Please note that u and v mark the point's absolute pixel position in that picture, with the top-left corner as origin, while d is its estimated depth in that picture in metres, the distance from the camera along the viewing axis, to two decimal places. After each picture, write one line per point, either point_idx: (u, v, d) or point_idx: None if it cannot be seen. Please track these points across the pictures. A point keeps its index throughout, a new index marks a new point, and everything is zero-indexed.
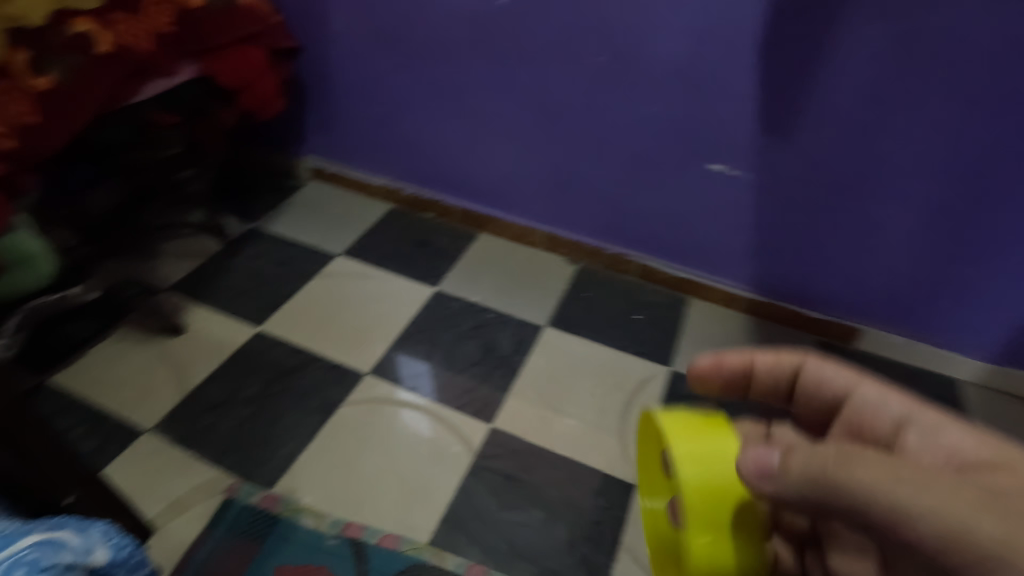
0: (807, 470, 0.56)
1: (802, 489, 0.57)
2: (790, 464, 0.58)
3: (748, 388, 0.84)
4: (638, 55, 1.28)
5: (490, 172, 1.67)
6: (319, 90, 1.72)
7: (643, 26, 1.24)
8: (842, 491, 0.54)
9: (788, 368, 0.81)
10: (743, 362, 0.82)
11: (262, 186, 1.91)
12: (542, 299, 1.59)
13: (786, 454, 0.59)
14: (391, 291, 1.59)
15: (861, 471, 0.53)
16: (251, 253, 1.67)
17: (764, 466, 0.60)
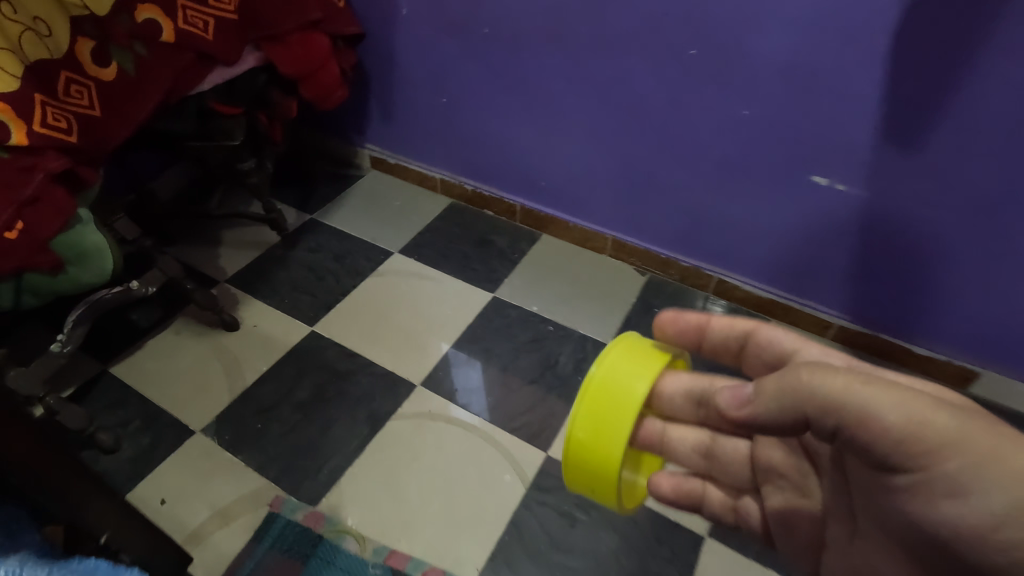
0: (775, 399, 0.64)
1: (778, 411, 0.64)
2: (763, 391, 0.65)
3: (701, 343, 0.94)
4: (737, 51, 1.12)
5: (558, 171, 1.55)
6: (382, 78, 1.65)
7: (746, 17, 1.08)
8: (841, 408, 0.59)
9: (737, 335, 0.90)
10: (701, 321, 0.92)
11: (322, 178, 1.88)
12: (606, 313, 1.47)
13: (759, 384, 0.66)
14: (447, 295, 1.51)
15: (826, 377, 0.61)
16: (309, 246, 1.64)
17: (741, 403, 0.67)
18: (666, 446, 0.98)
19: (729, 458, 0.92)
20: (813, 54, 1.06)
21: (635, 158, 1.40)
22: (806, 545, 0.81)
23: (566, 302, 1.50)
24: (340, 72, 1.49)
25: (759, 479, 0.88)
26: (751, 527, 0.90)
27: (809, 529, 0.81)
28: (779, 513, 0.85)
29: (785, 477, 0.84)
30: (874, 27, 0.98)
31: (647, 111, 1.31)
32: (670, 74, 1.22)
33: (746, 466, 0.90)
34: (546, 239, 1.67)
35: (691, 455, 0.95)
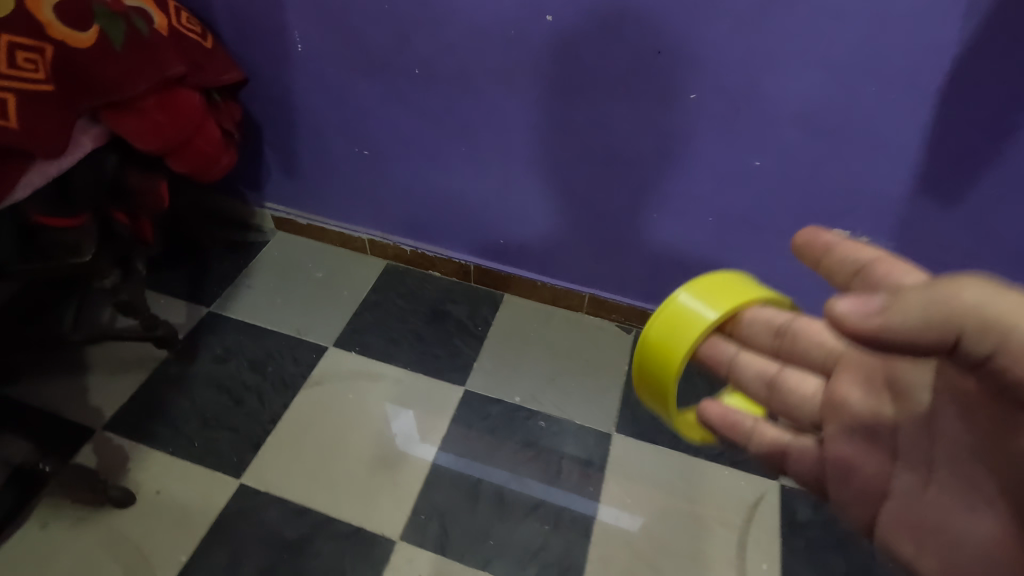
0: (920, 314, 0.45)
1: (914, 326, 0.46)
2: (900, 301, 0.46)
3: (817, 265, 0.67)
4: (749, 96, 0.92)
5: (521, 227, 1.29)
6: (280, 128, 1.28)
7: (759, 58, 0.87)
8: (1012, 333, 0.41)
9: (854, 262, 0.63)
10: (825, 244, 0.65)
11: (215, 251, 1.48)
12: (600, 392, 1.26)
13: (897, 293, 0.47)
14: (406, 399, 1.23)
15: (992, 297, 0.42)
16: (213, 355, 1.27)
17: (871, 312, 0.48)
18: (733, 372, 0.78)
19: (798, 394, 0.74)
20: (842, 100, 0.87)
21: (618, 212, 1.18)
22: (858, 496, 0.64)
23: (553, 384, 1.26)
24: (221, 132, 1.12)
25: (827, 414, 0.70)
26: (803, 473, 0.72)
27: (874, 471, 0.62)
28: (839, 456, 0.66)
29: (857, 416, 0.65)
30: (919, 70, 0.81)
31: (635, 160, 1.08)
32: (664, 120, 1.00)
33: (816, 403, 0.72)
34: (510, 300, 1.42)
35: (752, 382, 0.77)
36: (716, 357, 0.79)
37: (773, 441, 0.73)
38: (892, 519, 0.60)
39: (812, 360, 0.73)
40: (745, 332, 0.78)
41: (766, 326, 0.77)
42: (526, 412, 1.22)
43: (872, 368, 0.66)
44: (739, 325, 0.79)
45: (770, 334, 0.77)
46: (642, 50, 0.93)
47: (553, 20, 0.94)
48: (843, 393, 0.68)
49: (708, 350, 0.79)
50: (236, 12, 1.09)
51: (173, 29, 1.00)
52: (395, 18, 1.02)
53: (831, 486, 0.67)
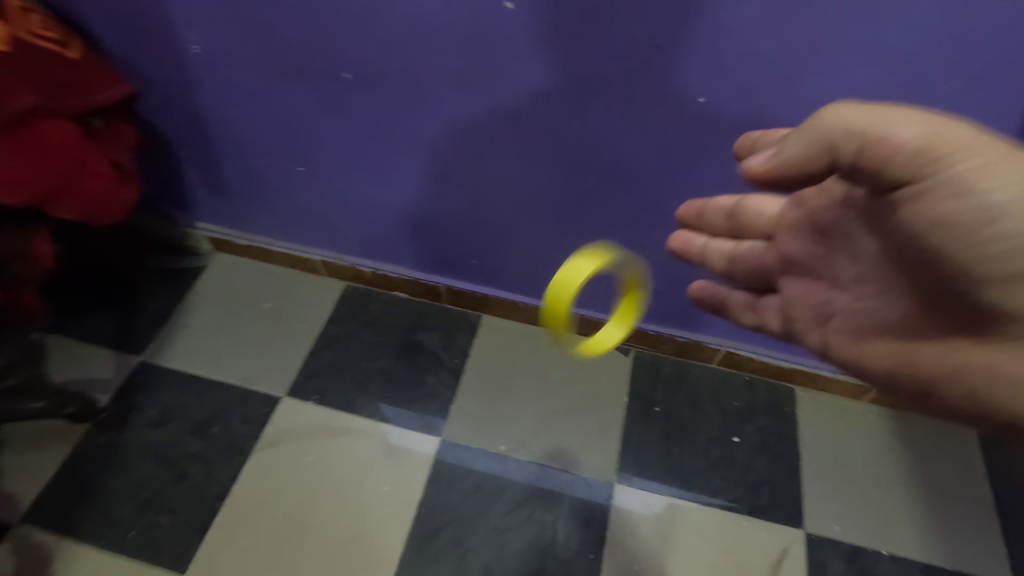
0: (803, 140, 0.53)
1: (796, 161, 0.54)
2: (792, 143, 0.54)
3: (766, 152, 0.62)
4: (776, 97, 0.73)
5: (495, 245, 1.10)
6: (198, 144, 1.06)
7: (791, 51, 0.69)
8: (874, 142, 0.48)
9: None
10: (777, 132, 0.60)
11: (144, 281, 1.27)
12: (598, 431, 1.09)
13: (784, 145, 0.55)
14: (376, 458, 1.06)
15: (843, 111, 0.49)
16: (148, 419, 1.10)
17: (768, 159, 0.56)
18: (700, 258, 0.78)
19: (749, 264, 0.73)
20: (889, 97, 0.70)
21: (607, 230, 0.98)
22: (815, 326, 0.65)
23: (544, 426, 1.10)
24: (112, 166, 0.89)
25: (778, 267, 0.69)
26: (772, 329, 0.72)
27: (818, 301, 0.64)
28: (796, 297, 0.67)
29: (809, 268, 0.65)
30: (979, 54, 0.64)
31: (628, 172, 0.88)
32: (660, 127, 0.81)
33: (769, 264, 0.70)
34: (489, 322, 1.23)
35: (716, 267, 0.77)
36: (689, 251, 0.79)
37: (743, 305, 0.75)
38: (838, 334, 0.62)
39: (757, 229, 0.72)
40: (706, 223, 0.77)
41: (719, 211, 0.75)
42: (513, 464, 1.06)
43: (800, 221, 0.65)
44: (699, 216, 0.77)
45: (723, 220, 0.75)
46: (635, 43, 0.73)
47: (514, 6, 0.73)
48: (787, 248, 0.67)
49: (679, 245, 0.79)
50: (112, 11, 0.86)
51: (19, 43, 0.75)
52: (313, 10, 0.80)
53: (791, 325, 0.68)
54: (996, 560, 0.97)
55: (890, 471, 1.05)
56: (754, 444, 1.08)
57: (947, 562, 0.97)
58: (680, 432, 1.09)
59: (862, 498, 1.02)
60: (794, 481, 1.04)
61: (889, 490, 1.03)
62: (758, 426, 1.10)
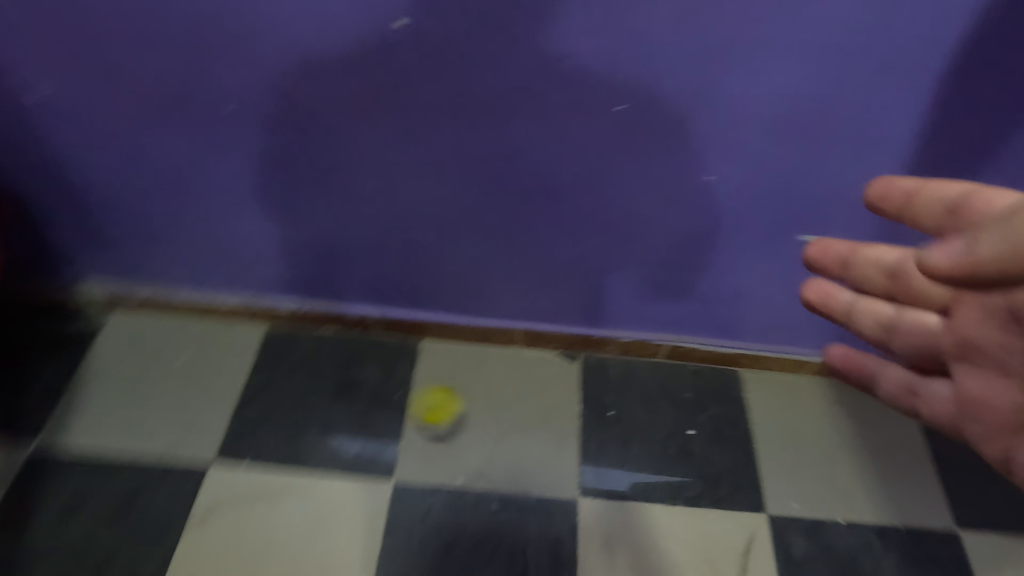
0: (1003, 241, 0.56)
1: (1000, 256, 0.57)
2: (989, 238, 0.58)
3: (900, 216, 0.68)
4: (690, 96, 0.75)
5: (427, 269, 1.05)
6: (85, 193, 0.97)
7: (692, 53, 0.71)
8: None
9: (945, 203, 0.64)
10: (907, 192, 0.67)
11: (28, 353, 1.12)
12: (557, 445, 1.06)
13: (973, 240, 0.59)
14: (325, 514, 0.98)
15: None
16: (54, 512, 0.96)
17: (954, 259, 0.60)
18: (848, 319, 0.80)
19: (913, 331, 0.72)
20: (801, 88, 0.73)
21: (539, 240, 0.96)
22: (996, 430, 0.64)
23: (500, 449, 1.05)
24: None
25: (950, 355, 0.68)
26: (936, 415, 0.71)
27: (1005, 404, 0.62)
28: (971, 397, 0.66)
29: (989, 381, 0.63)
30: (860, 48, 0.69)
31: (554, 184, 0.88)
32: (581, 134, 0.81)
33: (933, 335, 0.70)
34: (429, 347, 1.16)
35: (872, 328, 0.78)
36: (830, 304, 0.82)
37: (903, 381, 0.76)
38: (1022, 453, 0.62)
39: (921, 297, 0.70)
40: (855, 275, 0.76)
41: (877, 267, 0.74)
42: (474, 496, 1.01)
43: (985, 302, 0.61)
44: (850, 266, 0.76)
45: (879, 278, 0.74)
46: (541, 53, 0.73)
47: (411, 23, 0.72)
48: (962, 333, 0.65)
49: (818, 297, 0.82)
50: None
51: None
52: (203, 38, 0.76)
53: (963, 423, 0.67)
54: (941, 510, 1.03)
55: (835, 440, 1.09)
56: (709, 434, 1.09)
57: (898, 521, 1.01)
58: (637, 434, 1.08)
59: (813, 471, 1.06)
60: (750, 465, 1.06)
61: (836, 459, 1.07)
62: (710, 415, 1.11)
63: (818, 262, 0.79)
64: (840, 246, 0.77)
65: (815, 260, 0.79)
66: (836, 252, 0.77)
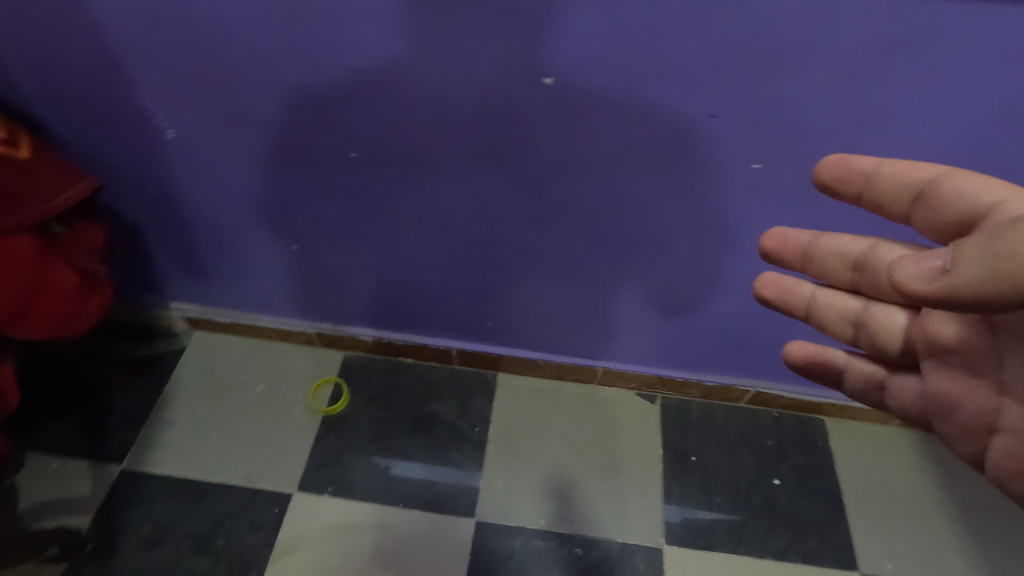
0: (981, 264, 0.41)
1: (982, 287, 0.41)
2: (965, 256, 0.41)
3: (858, 201, 0.55)
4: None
5: (514, 310, 1.01)
6: (172, 228, 0.95)
7: (854, 118, 0.64)
8: None
9: (912, 185, 0.52)
10: (861, 172, 0.54)
11: (111, 375, 1.13)
12: (637, 490, 1.04)
13: (954, 250, 0.42)
14: (409, 551, 0.98)
15: None
16: (140, 539, 0.97)
17: (932, 277, 0.42)
18: (812, 313, 0.62)
19: (885, 331, 0.58)
20: (968, 160, 0.66)
21: (637, 294, 0.93)
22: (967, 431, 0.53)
23: (579, 490, 1.04)
24: (79, 276, 0.76)
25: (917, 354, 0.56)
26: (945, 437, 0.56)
27: (977, 408, 0.52)
28: (941, 394, 0.54)
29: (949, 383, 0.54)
30: None
31: (664, 237, 0.82)
32: (708, 196, 0.75)
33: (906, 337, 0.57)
34: (505, 382, 1.16)
35: (836, 325, 0.61)
36: (789, 302, 0.63)
37: (870, 378, 0.61)
38: (1002, 451, 0.51)
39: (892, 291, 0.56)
40: (817, 267, 0.60)
41: (842, 259, 0.59)
42: (555, 539, 0.99)
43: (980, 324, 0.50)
44: (810, 260, 0.61)
45: (848, 274, 0.59)
46: (681, 115, 0.67)
47: (552, 83, 0.65)
48: (935, 330, 0.54)
49: (775, 293, 0.63)
50: (75, 98, 0.75)
51: None
52: (315, 96, 0.71)
53: (929, 422, 0.57)
54: None
55: (927, 496, 1.05)
56: (794, 485, 1.06)
57: None
58: (720, 481, 1.06)
59: (905, 529, 1.02)
60: (839, 521, 1.02)
61: (928, 516, 1.03)
62: (794, 464, 1.08)
63: (776, 254, 0.62)
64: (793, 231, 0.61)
65: (771, 251, 0.62)
66: (797, 240, 0.61)
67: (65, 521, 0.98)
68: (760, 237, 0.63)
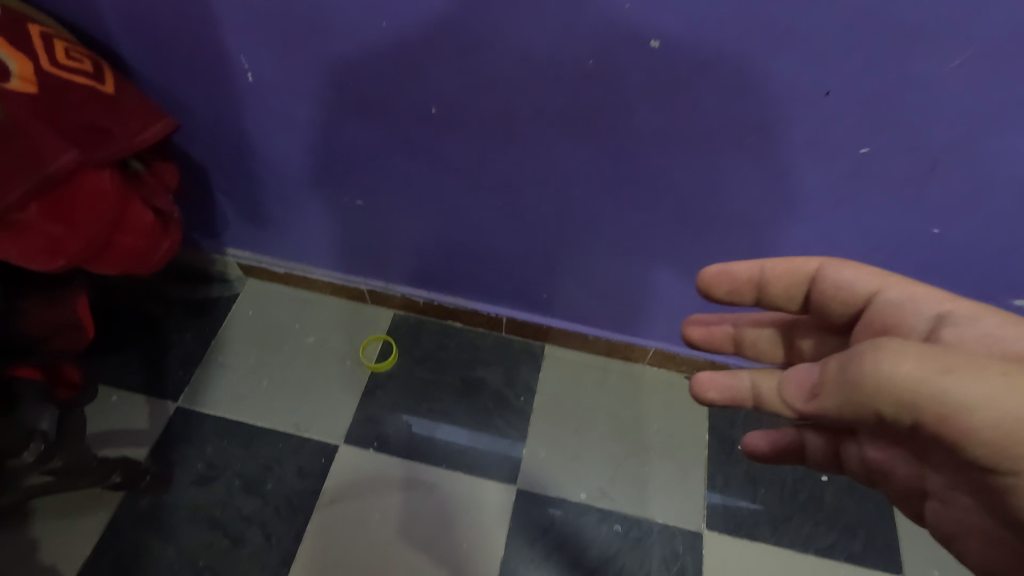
0: (836, 393, 0.46)
1: (843, 411, 0.46)
2: (827, 383, 0.47)
3: (756, 300, 0.60)
4: (957, 153, 0.64)
5: (569, 283, 1.00)
6: (240, 175, 0.95)
7: (985, 109, 0.59)
8: (917, 391, 0.41)
9: (801, 273, 0.57)
10: (749, 279, 0.58)
11: (170, 316, 1.16)
12: (680, 474, 1.03)
13: (822, 371, 0.48)
14: (449, 512, 0.99)
15: (889, 364, 0.42)
16: (194, 476, 1.00)
17: (808, 396, 0.49)
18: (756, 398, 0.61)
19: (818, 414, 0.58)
20: None
21: (704, 277, 0.90)
22: (904, 497, 0.51)
23: (622, 468, 1.04)
24: (154, 215, 0.77)
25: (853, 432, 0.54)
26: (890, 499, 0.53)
27: (905, 476, 0.50)
28: (876, 464, 0.53)
29: (883, 458, 0.52)
30: None
31: (743, 221, 0.79)
32: (801, 180, 0.72)
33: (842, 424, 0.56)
34: (553, 354, 1.15)
35: None
36: (731, 395, 0.61)
37: (824, 449, 0.59)
38: (940, 517, 0.49)
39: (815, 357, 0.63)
40: (750, 351, 0.67)
41: (764, 336, 0.66)
42: (595, 514, 0.99)
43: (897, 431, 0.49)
44: (741, 345, 0.67)
45: (775, 352, 0.66)
46: (793, 90, 0.62)
47: (659, 46, 0.61)
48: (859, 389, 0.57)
49: (719, 393, 0.62)
50: (158, 35, 0.74)
51: (44, 80, 0.62)
52: (402, 45, 0.68)
53: (877, 484, 0.54)
54: None
55: None
56: (844, 484, 1.03)
57: None
58: (766, 472, 1.04)
59: None
60: (886, 523, 1.00)
61: None
62: None
63: (705, 341, 0.67)
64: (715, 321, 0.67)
65: (692, 336, 0.67)
66: (722, 331, 0.67)
67: (124, 451, 1.02)
68: (684, 329, 0.67)
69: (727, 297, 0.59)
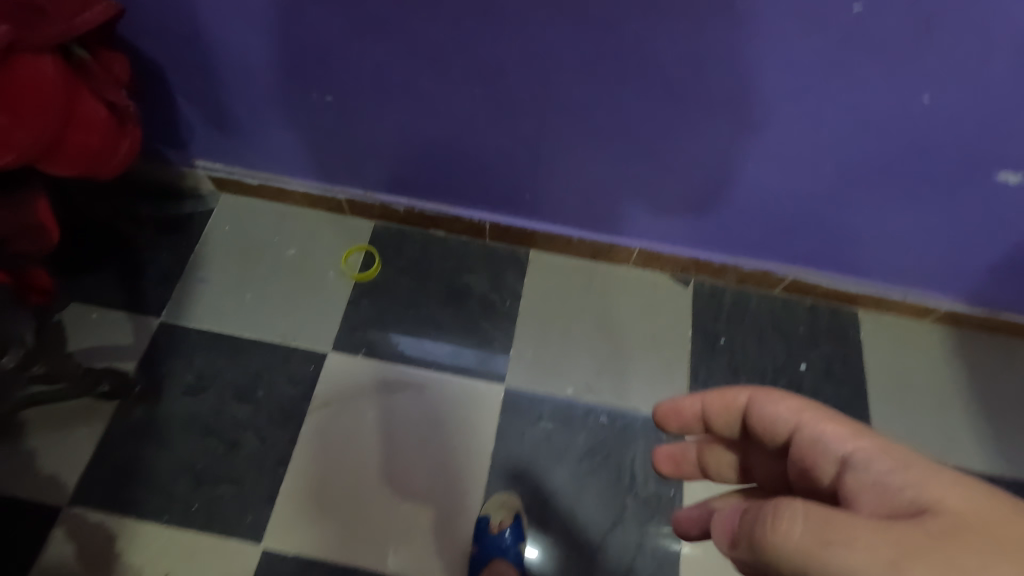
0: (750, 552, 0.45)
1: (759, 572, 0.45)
2: (742, 540, 0.46)
3: (704, 429, 0.62)
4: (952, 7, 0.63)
5: (553, 181, 0.98)
6: (199, 72, 0.89)
7: None
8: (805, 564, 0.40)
9: (733, 403, 0.58)
10: (693, 412, 0.62)
11: (143, 232, 1.12)
12: (664, 368, 1.06)
13: (739, 526, 0.47)
14: (440, 413, 1.02)
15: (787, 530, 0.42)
16: (185, 386, 1.01)
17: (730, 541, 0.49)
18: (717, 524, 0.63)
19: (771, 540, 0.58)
20: None
21: (689, 162, 0.89)
22: None
23: (608, 366, 1.06)
24: (107, 108, 0.73)
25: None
26: None
27: None
28: None
29: None
30: None
31: (732, 99, 0.78)
32: (792, 49, 0.70)
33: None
34: (537, 259, 1.14)
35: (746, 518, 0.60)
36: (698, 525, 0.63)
37: None
38: None
39: (769, 481, 0.61)
40: (714, 473, 0.67)
41: (727, 464, 0.65)
42: (582, 408, 1.02)
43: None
44: (708, 470, 0.67)
45: (736, 472, 0.65)
46: None
47: None
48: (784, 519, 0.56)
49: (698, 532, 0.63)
50: None
51: None
52: None
53: None
54: None
55: (953, 388, 1.06)
56: (821, 372, 1.07)
57: (1009, 473, 1.00)
58: (747, 363, 1.07)
59: (926, 417, 1.03)
60: (860, 405, 1.04)
61: (953, 406, 1.04)
62: (823, 352, 1.08)
63: (673, 473, 0.70)
64: (677, 447, 0.69)
65: (664, 473, 0.71)
66: (689, 462, 0.69)
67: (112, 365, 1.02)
68: (655, 465, 0.71)
69: (675, 426, 0.63)
